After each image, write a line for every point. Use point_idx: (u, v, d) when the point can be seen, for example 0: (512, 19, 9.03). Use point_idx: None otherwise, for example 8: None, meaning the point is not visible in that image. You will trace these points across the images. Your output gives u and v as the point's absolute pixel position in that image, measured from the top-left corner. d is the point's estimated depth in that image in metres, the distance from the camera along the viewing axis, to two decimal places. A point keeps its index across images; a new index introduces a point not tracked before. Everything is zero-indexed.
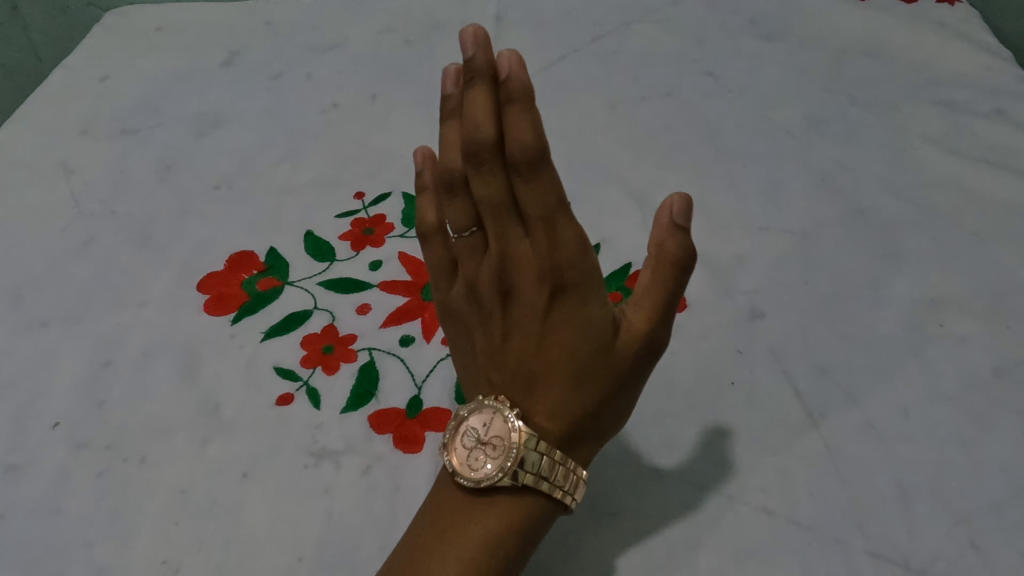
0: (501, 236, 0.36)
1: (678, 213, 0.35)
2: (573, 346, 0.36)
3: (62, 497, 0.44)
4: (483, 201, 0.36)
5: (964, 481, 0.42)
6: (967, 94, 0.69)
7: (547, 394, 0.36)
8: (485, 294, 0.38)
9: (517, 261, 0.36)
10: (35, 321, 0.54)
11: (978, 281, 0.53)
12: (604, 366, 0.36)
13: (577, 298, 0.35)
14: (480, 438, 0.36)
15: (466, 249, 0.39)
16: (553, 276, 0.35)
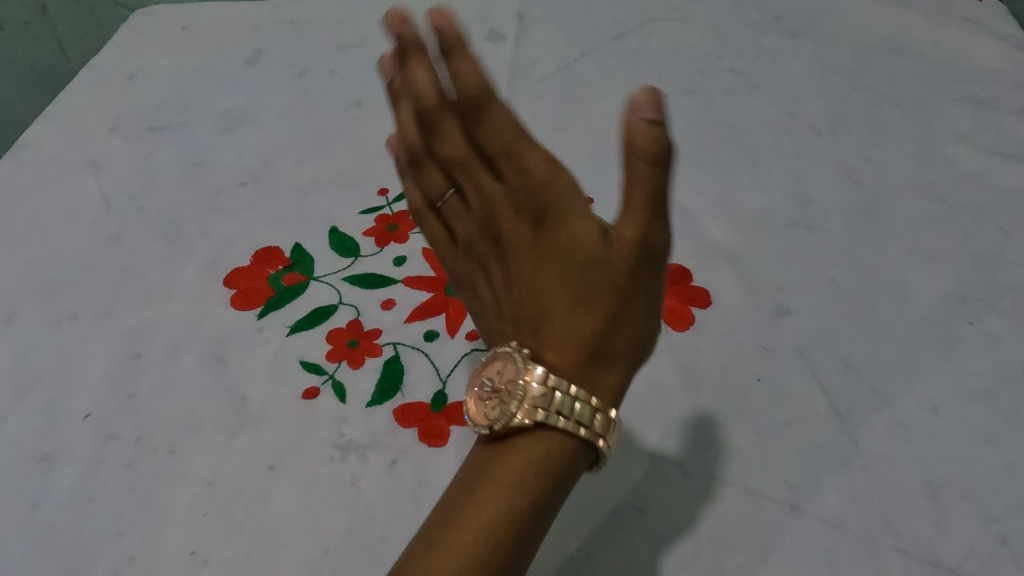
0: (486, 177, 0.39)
1: (645, 110, 0.30)
2: (587, 271, 0.35)
3: (94, 486, 0.45)
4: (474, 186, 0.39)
5: (996, 480, 0.42)
6: (995, 90, 0.68)
7: (558, 323, 0.35)
8: (494, 242, 0.40)
9: (500, 204, 0.38)
10: (65, 315, 0.55)
11: (1009, 278, 0.52)
12: (601, 278, 0.35)
13: (559, 223, 0.36)
14: (496, 383, 0.35)
15: (453, 210, 0.43)
16: (534, 199, 0.37)
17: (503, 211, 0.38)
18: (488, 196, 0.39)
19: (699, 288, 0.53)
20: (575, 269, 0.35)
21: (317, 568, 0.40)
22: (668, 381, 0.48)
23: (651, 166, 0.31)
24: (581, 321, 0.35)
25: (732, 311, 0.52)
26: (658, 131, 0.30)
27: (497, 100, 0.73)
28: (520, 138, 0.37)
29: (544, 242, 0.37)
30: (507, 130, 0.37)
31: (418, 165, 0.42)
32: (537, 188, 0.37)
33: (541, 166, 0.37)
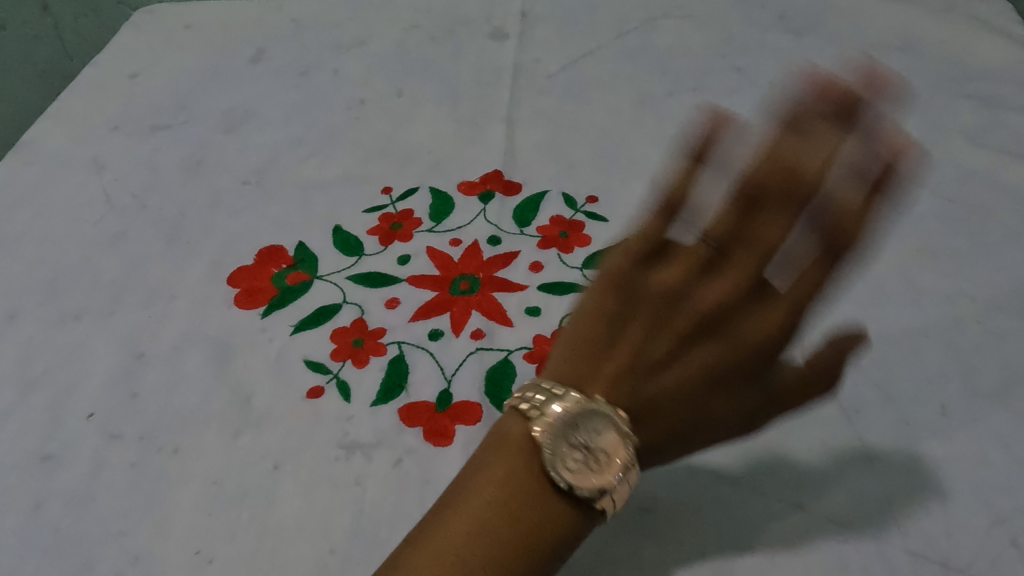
0: (696, 249, 0.37)
1: (841, 140, 0.35)
2: (707, 317, 0.35)
3: (98, 486, 0.44)
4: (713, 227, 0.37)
5: (1006, 480, 0.41)
6: (1001, 88, 0.68)
7: (654, 421, 0.36)
8: (628, 324, 0.36)
9: (717, 278, 0.36)
10: (68, 314, 0.55)
11: (1017, 277, 0.52)
12: (729, 370, 0.36)
13: (728, 317, 0.36)
14: (581, 435, 0.34)
15: (620, 248, 0.38)
16: (706, 320, 0.36)
17: (718, 277, 0.36)
18: (652, 285, 0.36)
19: None
20: (698, 387, 0.36)
21: (322, 568, 0.40)
22: None
23: (827, 265, 0.36)
24: (679, 389, 0.36)
25: None
26: (860, 192, 0.36)
27: (501, 98, 0.73)
28: (782, 199, 0.35)
29: (702, 328, 0.36)
30: (773, 237, 0.36)
31: None
32: (763, 255, 0.36)
33: (805, 277, 0.36)
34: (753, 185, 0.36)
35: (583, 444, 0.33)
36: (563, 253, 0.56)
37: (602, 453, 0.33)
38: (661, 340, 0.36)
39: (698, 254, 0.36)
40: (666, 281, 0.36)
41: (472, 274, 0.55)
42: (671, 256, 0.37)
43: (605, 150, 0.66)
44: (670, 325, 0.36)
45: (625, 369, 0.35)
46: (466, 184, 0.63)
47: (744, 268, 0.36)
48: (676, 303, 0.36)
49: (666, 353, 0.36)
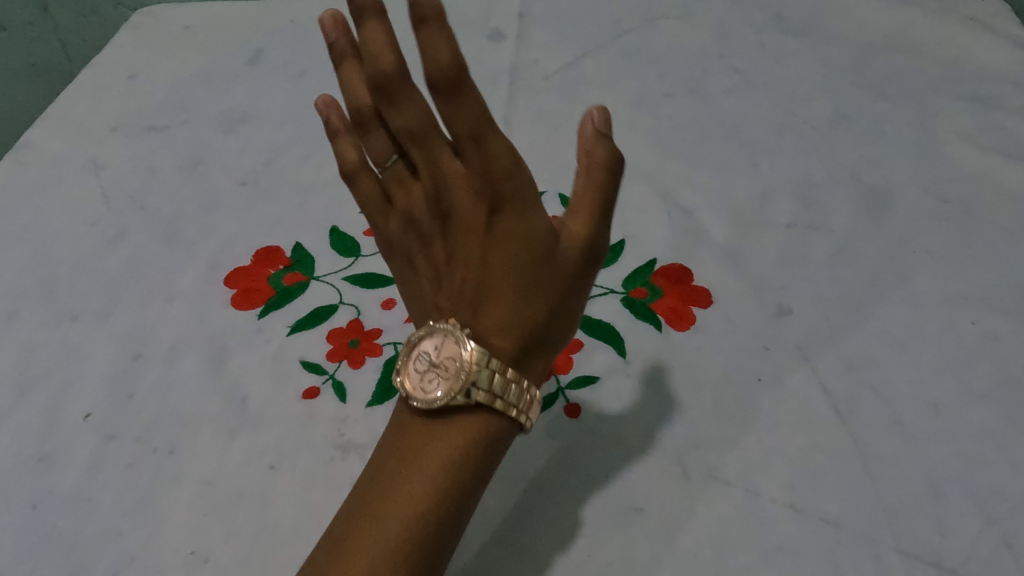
0: (443, 156, 0.37)
1: (599, 122, 0.36)
2: (521, 248, 0.35)
3: (93, 486, 0.45)
4: (404, 128, 0.37)
5: (999, 481, 0.41)
6: (998, 89, 0.68)
7: (497, 310, 0.36)
8: (423, 222, 0.39)
9: (449, 186, 0.36)
10: (65, 315, 0.55)
11: (1012, 277, 0.52)
12: (550, 275, 0.36)
13: (517, 214, 0.35)
14: (431, 360, 0.36)
15: (393, 176, 0.41)
16: (489, 191, 0.35)
17: (463, 195, 0.36)
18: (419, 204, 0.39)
19: (701, 288, 0.53)
20: (545, 316, 0.37)
21: None
22: (669, 381, 0.48)
23: (606, 173, 0.35)
24: (520, 303, 0.36)
25: (734, 311, 0.51)
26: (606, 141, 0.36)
27: (498, 99, 0.73)
28: (490, 125, 0.34)
29: (498, 234, 0.36)
30: (503, 161, 0.35)
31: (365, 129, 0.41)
32: (497, 176, 0.35)
33: (537, 227, 0.35)
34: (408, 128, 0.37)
35: (481, 386, 0.35)
36: None
37: (453, 362, 0.35)
38: (477, 314, 0.37)
39: (486, 219, 0.36)
40: (445, 242, 0.38)
41: None
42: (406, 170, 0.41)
43: None
44: (493, 290, 0.36)
45: (455, 298, 0.37)
46: None
47: (439, 167, 0.36)
48: (448, 221, 0.37)
49: (489, 286, 0.36)
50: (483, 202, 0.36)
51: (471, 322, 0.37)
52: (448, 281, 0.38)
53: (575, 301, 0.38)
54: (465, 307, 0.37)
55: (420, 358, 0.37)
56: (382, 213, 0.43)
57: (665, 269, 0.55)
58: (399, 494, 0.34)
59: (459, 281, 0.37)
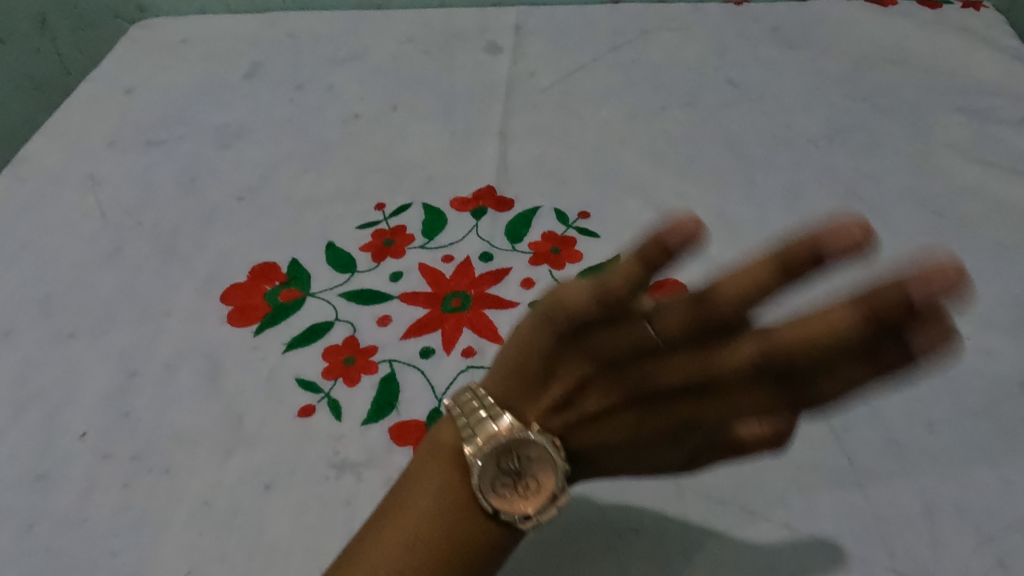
0: (639, 331, 0.31)
1: (811, 260, 0.27)
2: (660, 422, 0.34)
3: (89, 506, 0.45)
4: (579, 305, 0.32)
5: (993, 498, 0.41)
6: (993, 102, 0.68)
7: (600, 430, 0.35)
8: (614, 364, 0.33)
9: (654, 372, 0.32)
10: (61, 332, 0.55)
11: (1007, 292, 0.52)
12: (664, 433, 0.34)
13: (644, 416, 0.34)
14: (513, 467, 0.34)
15: (568, 295, 0.32)
16: (699, 382, 0.31)
17: (633, 381, 0.33)
18: (641, 379, 0.33)
19: None
20: (670, 430, 0.34)
21: None
22: None
23: (746, 390, 0.31)
24: (621, 431, 0.34)
25: None
26: (774, 290, 0.29)
27: (495, 112, 0.73)
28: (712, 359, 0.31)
29: (650, 435, 0.34)
30: (685, 379, 0.32)
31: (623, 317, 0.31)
32: (697, 394, 0.32)
33: (724, 412, 0.32)
34: (671, 337, 0.31)
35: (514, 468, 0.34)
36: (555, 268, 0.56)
37: (532, 480, 0.34)
38: (566, 381, 0.34)
39: (640, 334, 0.31)
40: (578, 364, 0.33)
41: (463, 291, 0.55)
42: (616, 326, 0.32)
43: (597, 164, 0.66)
44: (609, 390, 0.33)
45: (558, 409, 0.35)
46: (459, 200, 0.64)
47: (633, 329, 0.32)
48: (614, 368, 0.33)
49: (593, 409, 0.34)
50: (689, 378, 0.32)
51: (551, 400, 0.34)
52: (548, 337, 0.34)
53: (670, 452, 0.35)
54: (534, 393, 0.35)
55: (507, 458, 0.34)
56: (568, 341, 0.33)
57: None
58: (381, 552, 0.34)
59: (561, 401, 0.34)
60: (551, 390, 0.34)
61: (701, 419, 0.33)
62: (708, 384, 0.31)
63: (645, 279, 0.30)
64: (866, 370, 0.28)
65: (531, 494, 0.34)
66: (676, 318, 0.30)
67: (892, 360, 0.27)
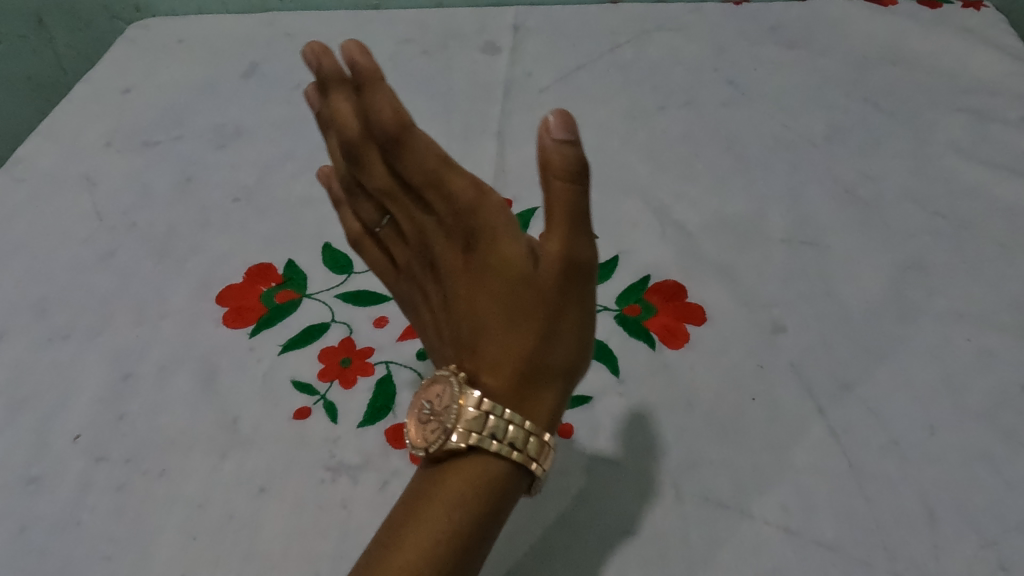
0: (515, 247, 0.37)
1: (556, 128, 0.32)
2: (505, 292, 0.37)
3: (82, 509, 0.44)
4: (381, 187, 0.41)
5: (994, 502, 0.41)
6: (994, 102, 0.67)
7: (502, 369, 0.37)
8: (425, 256, 0.42)
9: (437, 239, 0.40)
10: (56, 333, 0.55)
11: (1007, 293, 0.52)
12: (535, 304, 0.37)
13: (489, 247, 0.37)
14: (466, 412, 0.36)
15: (392, 231, 0.44)
16: (463, 228, 0.38)
17: (438, 238, 0.40)
18: (455, 262, 0.40)
19: (694, 305, 0.53)
20: (511, 294, 0.37)
21: None
22: (662, 400, 0.47)
23: (567, 183, 0.33)
24: (523, 344, 0.37)
25: (728, 328, 0.51)
26: (573, 151, 0.33)
27: (493, 112, 0.73)
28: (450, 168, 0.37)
29: (479, 265, 0.38)
30: (489, 223, 0.37)
31: (360, 156, 0.40)
32: (466, 213, 0.37)
33: (521, 256, 0.37)
34: (422, 176, 0.37)
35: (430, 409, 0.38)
36: None
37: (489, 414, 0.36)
38: (445, 289, 0.41)
39: (434, 209, 0.39)
40: (454, 260, 0.40)
41: None
42: (470, 249, 0.38)
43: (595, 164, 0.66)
44: (453, 272, 0.40)
45: (486, 370, 0.38)
46: None
47: (425, 220, 0.40)
48: (438, 261, 0.41)
49: (458, 301, 0.39)
50: (449, 214, 0.38)
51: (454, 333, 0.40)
52: (398, 254, 0.45)
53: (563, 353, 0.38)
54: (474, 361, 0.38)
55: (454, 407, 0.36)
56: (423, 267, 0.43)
57: (659, 286, 0.55)
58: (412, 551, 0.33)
59: (427, 260, 0.42)
60: (459, 326, 0.40)
61: (530, 282, 0.37)
62: (472, 206, 0.37)
63: (363, 138, 0.39)
64: (570, 147, 0.33)
65: (492, 426, 0.36)
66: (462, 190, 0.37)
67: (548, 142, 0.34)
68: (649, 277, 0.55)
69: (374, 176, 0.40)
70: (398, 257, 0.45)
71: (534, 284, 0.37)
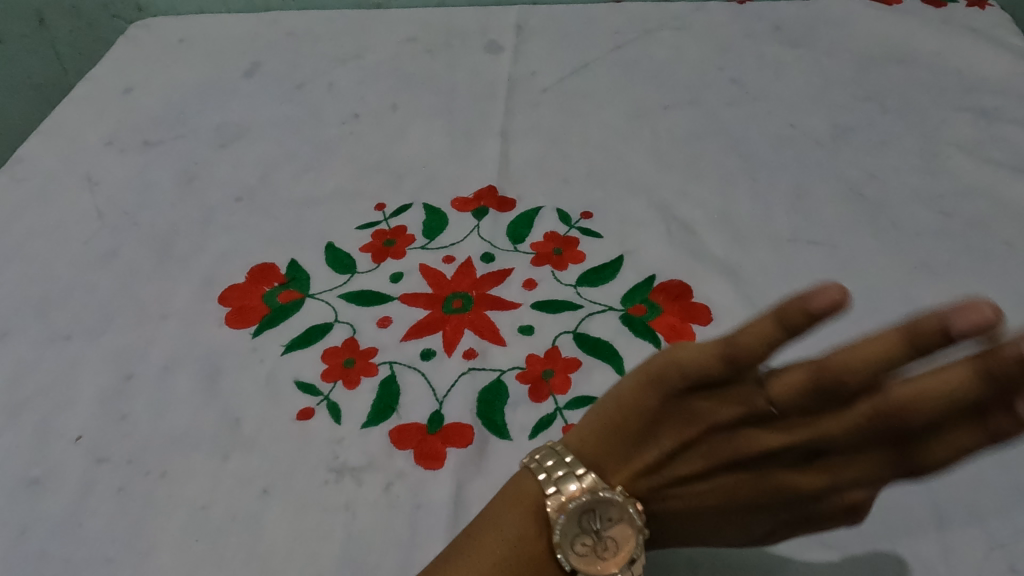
0: (753, 400, 0.32)
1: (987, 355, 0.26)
2: (699, 457, 0.35)
3: (84, 511, 0.44)
4: (744, 348, 0.30)
5: (1004, 503, 0.41)
6: (1000, 101, 0.67)
7: (694, 463, 0.35)
8: (647, 399, 0.35)
9: (718, 403, 0.33)
10: (57, 334, 0.54)
11: (1015, 292, 0.51)
12: (751, 475, 0.35)
13: (747, 439, 0.34)
14: (595, 517, 0.35)
15: (676, 346, 0.34)
16: (696, 383, 0.33)
17: (699, 398, 0.34)
18: (703, 414, 0.34)
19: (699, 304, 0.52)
20: (715, 467, 0.35)
21: None
22: None
23: (868, 419, 0.30)
24: (696, 500, 0.36)
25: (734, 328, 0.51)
26: (955, 373, 0.27)
27: (496, 111, 0.73)
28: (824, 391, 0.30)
29: (710, 441, 0.35)
30: (725, 415, 0.33)
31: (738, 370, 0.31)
32: (722, 384, 0.32)
33: (745, 420, 0.33)
34: (783, 403, 0.31)
35: (596, 529, 0.35)
36: (557, 270, 0.56)
37: (612, 541, 0.35)
38: (662, 443, 0.35)
39: (750, 403, 0.32)
40: (725, 410, 0.33)
41: (464, 292, 0.54)
42: (723, 390, 0.33)
43: (599, 164, 0.65)
44: (686, 440, 0.35)
45: (642, 472, 0.36)
46: (460, 200, 0.63)
47: (720, 377, 0.32)
48: (699, 394, 0.33)
49: (654, 458, 0.36)
50: (738, 401, 0.33)
51: (635, 446, 0.36)
52: (654, 366, 0.34)
53: (758, 520, 0.36)
54: (612, 458, 0.36)
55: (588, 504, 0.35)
56: (650, 390, 0.35)
57: (665, 286, 0.54)
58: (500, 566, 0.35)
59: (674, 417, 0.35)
60: (636, 452, 0.36)
61: (738, 463, 0.35)
62: (792, 412, 0.31)
63: (810, 323, 0.28)
64: (968, 372, 0.27)
65: (604, 557, 0.35)
66: (800, 389, 0.30)
67: (1003, 426, 0.28)
68: (654, 276, 0.55)
69: (739, 349, 0.30)
70: (621, 380, 0.37)
71: (745, 458, 0.34)
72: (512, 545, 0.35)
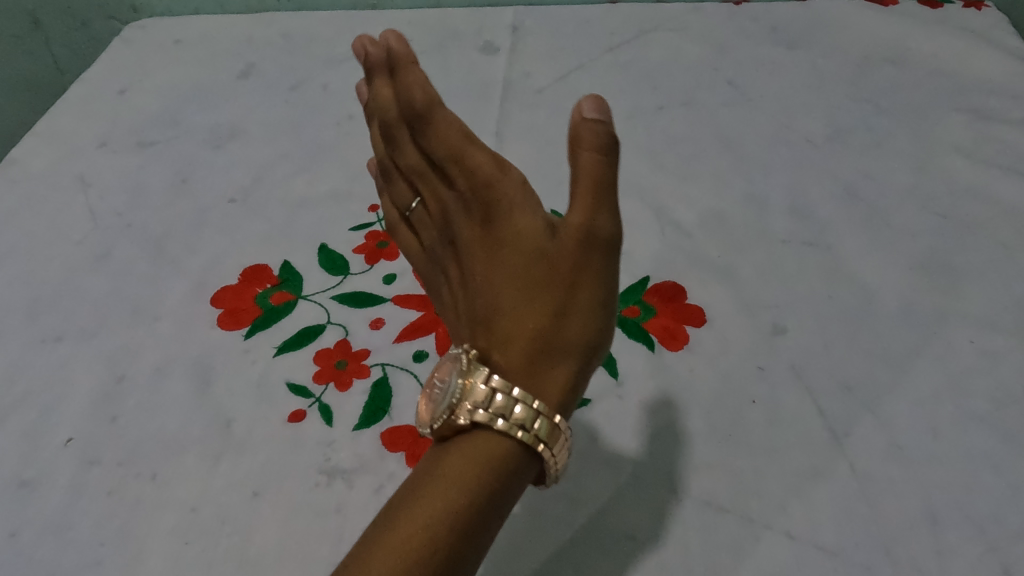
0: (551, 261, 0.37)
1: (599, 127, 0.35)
2: (533, 309, 0.37)
3: (73, 514, 0.44)
4: (466, 180, 0.40)
5: (998, 505, 0.40)
6: (995, 102, 0.67)
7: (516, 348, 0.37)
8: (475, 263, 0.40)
9: (501, 234, 0.39)
10: (48, 335, 0.54)
11: (1009, 294, 0.51)
12: (559, 326, 0.37)
13: (538, 260, 0.38)
14: (455, 392, 0.36)
15: (460, 221, 0.41)
16: (536, 258, 0.38)
17: (487, 229, 0.40)
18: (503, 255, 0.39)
19: (694, 306, 0.52)
20: (543, 321, 0.37)
21: None
22: (662, 402, 0.47)
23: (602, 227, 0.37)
24: (536, 363, 0.37)
25: (728, 330, 0.51)
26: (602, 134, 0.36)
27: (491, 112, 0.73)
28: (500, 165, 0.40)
29: (518, 278, 0.38)
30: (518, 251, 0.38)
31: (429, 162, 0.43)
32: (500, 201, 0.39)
33: (531, 221, 0.39)
34: (477, 181, 0.40)
35: (439, 383, 0.37)
36: None
37: (473, 385, 0.36)
38: (482, 301, 0.40)
39: (515, 223, 0.39)
40: (515, 245, 0.38)
41: None
42: (488, 218, 0.40)
43: None
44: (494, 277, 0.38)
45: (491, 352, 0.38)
46: None
47: (469, 208, 0.41)
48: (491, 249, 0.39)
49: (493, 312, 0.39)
50: (471, 188, 0.40)
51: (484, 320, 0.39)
52: (469, 266, 0.41)
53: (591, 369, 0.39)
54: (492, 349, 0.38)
55: (444, 390, 0.36)
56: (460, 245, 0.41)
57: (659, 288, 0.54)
58: (445, 483, 0.33)
59: (453, 244, 0.43)
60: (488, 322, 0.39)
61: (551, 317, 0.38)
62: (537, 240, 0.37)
63: (430, 100, 0.41)
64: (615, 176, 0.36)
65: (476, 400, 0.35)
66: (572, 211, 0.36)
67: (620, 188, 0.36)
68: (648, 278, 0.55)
69: (440, 186, 0.41)
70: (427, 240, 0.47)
71: (552, 313, 0.37)
72: (435, 472, 0.34)
